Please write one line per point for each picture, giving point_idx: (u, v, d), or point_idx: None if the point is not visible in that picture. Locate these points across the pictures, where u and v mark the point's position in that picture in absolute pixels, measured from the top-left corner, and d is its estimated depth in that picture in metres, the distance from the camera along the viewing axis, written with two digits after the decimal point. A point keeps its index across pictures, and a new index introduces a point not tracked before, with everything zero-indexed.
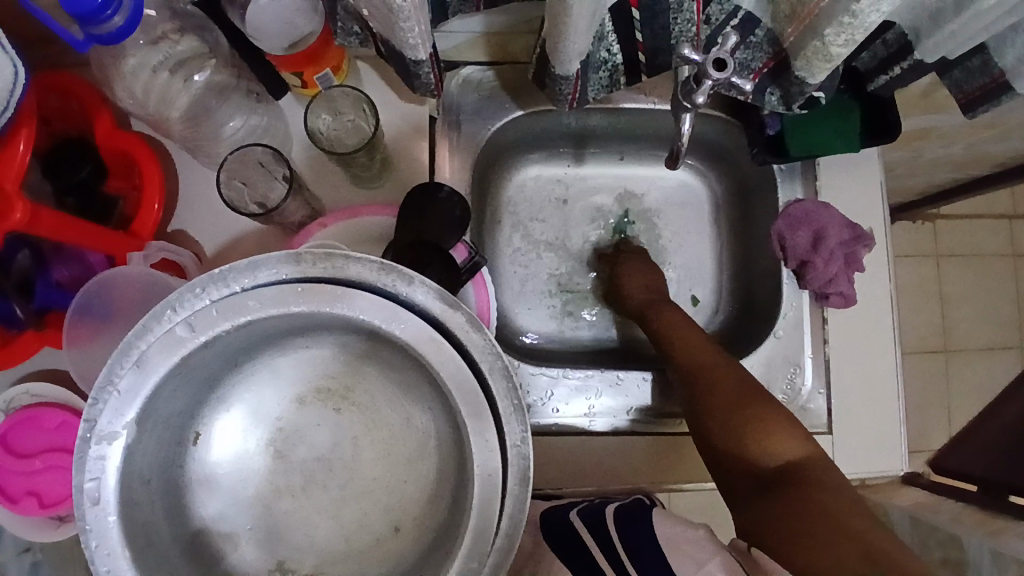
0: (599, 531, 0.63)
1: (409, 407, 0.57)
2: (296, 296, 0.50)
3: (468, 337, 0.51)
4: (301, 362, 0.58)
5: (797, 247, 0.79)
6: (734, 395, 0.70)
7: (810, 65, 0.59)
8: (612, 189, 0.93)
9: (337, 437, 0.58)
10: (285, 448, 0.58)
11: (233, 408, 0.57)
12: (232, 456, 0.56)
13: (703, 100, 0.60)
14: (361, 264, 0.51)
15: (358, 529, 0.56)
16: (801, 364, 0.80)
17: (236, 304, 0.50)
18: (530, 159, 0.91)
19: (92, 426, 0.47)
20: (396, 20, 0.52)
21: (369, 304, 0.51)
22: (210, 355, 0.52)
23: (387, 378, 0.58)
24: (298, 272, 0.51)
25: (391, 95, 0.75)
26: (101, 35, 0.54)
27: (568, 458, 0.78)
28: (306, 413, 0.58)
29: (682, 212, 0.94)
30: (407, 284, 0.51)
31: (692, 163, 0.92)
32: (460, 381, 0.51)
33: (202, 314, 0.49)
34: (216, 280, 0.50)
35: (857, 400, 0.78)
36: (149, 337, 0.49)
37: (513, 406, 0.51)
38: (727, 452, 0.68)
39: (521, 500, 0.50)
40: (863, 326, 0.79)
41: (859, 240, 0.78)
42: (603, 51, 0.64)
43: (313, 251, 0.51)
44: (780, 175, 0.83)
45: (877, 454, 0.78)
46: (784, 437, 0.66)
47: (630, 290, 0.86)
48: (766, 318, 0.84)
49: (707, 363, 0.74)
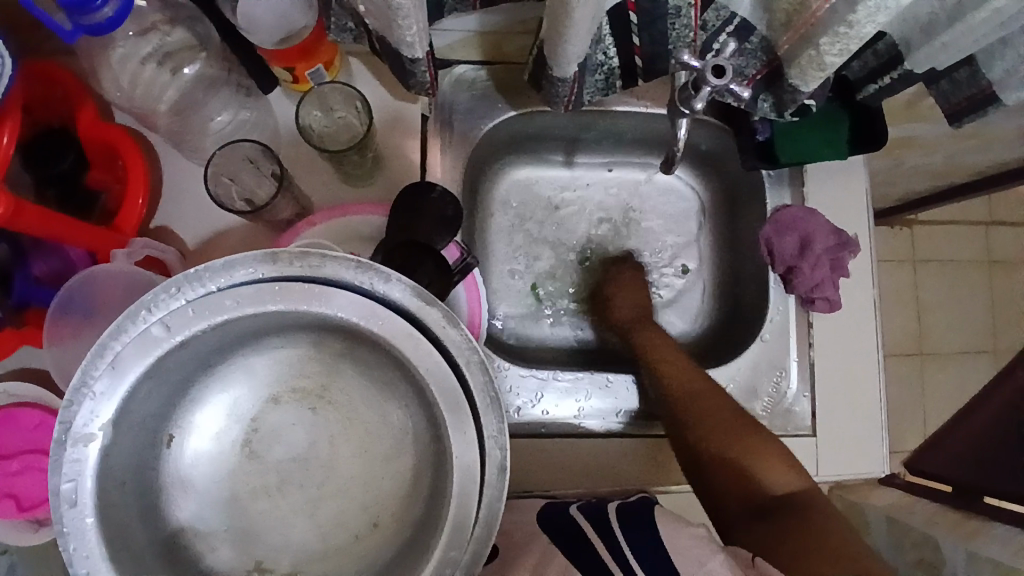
0: (601, 526, 0.63)
1: (386, 406, 0.57)
2: (273, 295, 0.50)
3: (445, 332, 0.51)
4: (277, 363, 0.57)
5: (785, 252, 0.80)
6: (729, 421, 0.73)
7: (803, 74, 0.59)
8: (600, 192, 0.94)
9: (313, 436, 0.57)
10: (260, 448, 0.56)
11: (208, 408, 0.55)
12: (206, 458, 0.55)
13: (701, 106, 0.60)
14: (338, 262, 0.50)
15: (336, 527, 0.55)
16: (786, 367, 0.81)
17: (213, 303, 0.49)
18: (516, 161, 0.91)
19: (67, 428, 0.46)
20: (396, 17, 0.51)
21: (347, 302, 0.50)
22: (185, 355, 0.51)
23: (364, 377, 0.57)
24: (275, 271, 0.50)
25: (384, 92, 0.74)
26: (90, 25, 0.52)
27: (558, 456, 0.78)
28: (281, 412, 0.57)
29: (666, 215, 0.94)
30: (384, 282, 0.50)
31: (684, 171, 0.93)
32: (437, 376, 0.50)
33: (179, 314, 0.48)
34: (193, 279, 0.49)
35: (840, 404, 0.80)
36: (125, 337, 0.48)
37: (491, 400, 0.50)
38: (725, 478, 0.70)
39: (500, 490, 0.49)
40: (848, 330, 0.80)
41: (844, 246, 0.79)
42: (599, 54, 0.63)
43: (290, 250, 0.50)
44: (768, 180, 0.84)
45: (859, 456, 0.79)
46: (777, 464, 0.70)
47: (618, 309, 0.87)
48: (753, 322, 0.85)
49: (701, 390, 0.75)
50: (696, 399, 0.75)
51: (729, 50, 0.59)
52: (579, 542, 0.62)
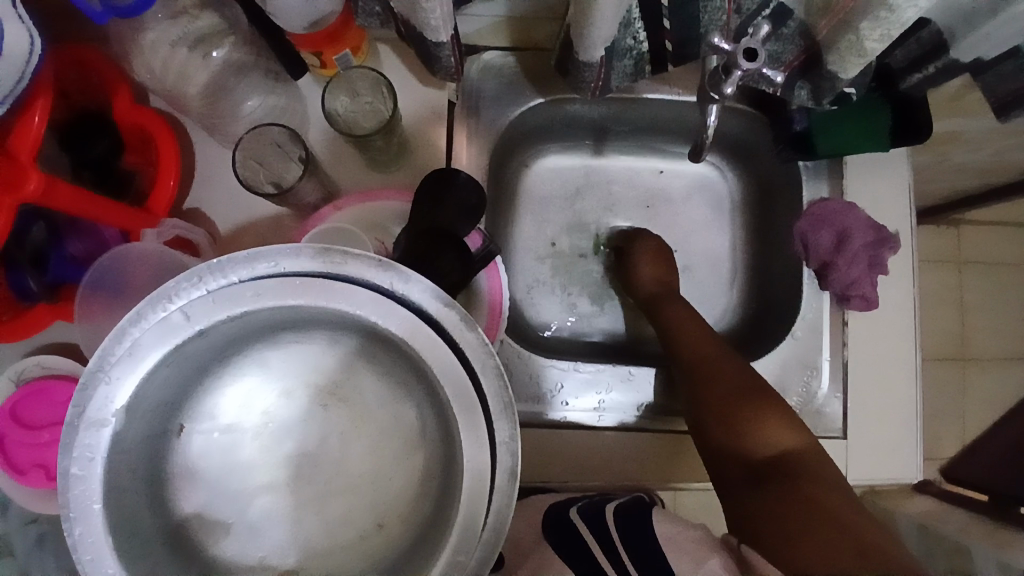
0: (598, 527, 0.63)
1: (398, 405, 0.56)
2: (294, 289, 0.49)
3: (463, 335, 0.50)
4: (291, 357, 0.56)
5: (819, 247, 0.76)
6: (734, 390, 0.69)
7: (842, 61, 0.57)
8: (633, 184, 0.92)
9: (324, 432, 0.57)
10: (270, 442, 0.56)
11: (223, 397, 0.55)
12: (216, 451, 0.54)
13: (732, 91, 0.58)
14: (360, 260, 0.50)
15: (343, 525, 0.54)
16: (817, 367, 0.77)
17: (233, 294, 0.49)
18: (550, 149, 0.90)
19: (81, 412, 0.46)
20: (420, 1, 0.51)
21: (367, 300, 0.50)
22: (203, 345, 0.51)
23: (377, 376, 0.57)
24: (298, 266, 0.50)
25: (410, 77, 0.73)
26: (121, 7, 0.55)
27: (577, 451, 0.77)
28: (294, 407, 0.57)
29: (697, 210, 0.92)
30: (404, 283, 0.50)
31: (713, 161, 0.90)
32: (452, 379, 0.49)
33: (199, 303, 0.48)
34: (215, 270, 0.49)
35: (874, 408, 0.75)
36: (144, 324, 0.48)
37: (504, 404, 0.49)
38: (725, 446, 0.67)
39: (510, 498, 0.48)
40: (886, 328, 0.76)
41: (884, 243, 0.74)
42: (629, 39, 0.62)
43: (313, 245, 0.50)
44: (805, 173, 0.80)
45: (892, 462, 0.75)
46: (780, 428, 0.65)
47: (642, 272, 0.84)
48: (785, 320, 0.81)
49: (711, 357, 0.73)
50: (706, 365, 0.72)
51: (764, 32, 0.55)
52: (576, 544, 0.62)
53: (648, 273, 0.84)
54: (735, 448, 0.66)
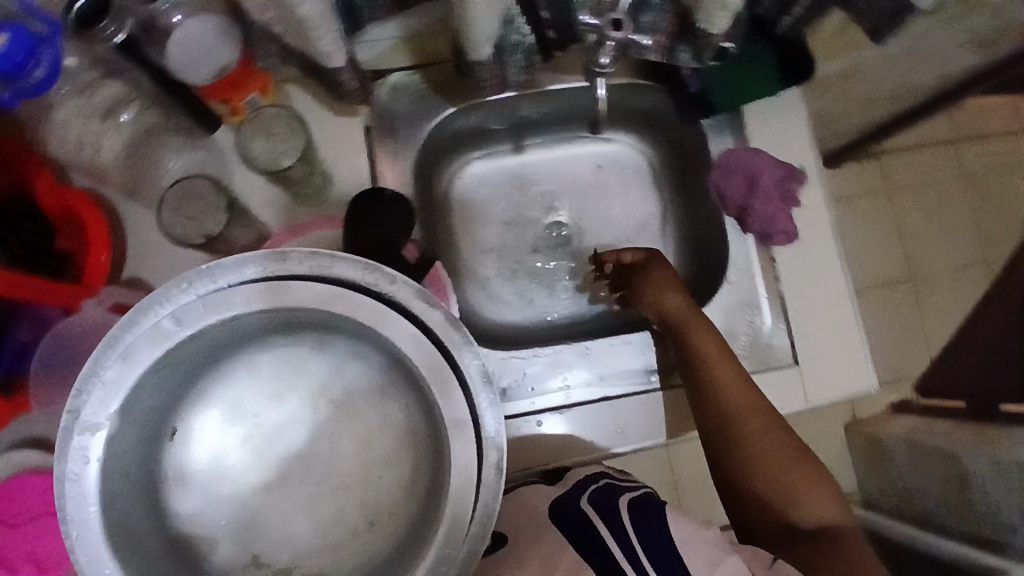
0: (608, 518, 0.61)
1: (386, 402, 0.58)
2: (281, 292, 0.52)
3: (448, 335, 0.52)
4: (281, 362, 0.58)
5: (734, 194, 0.81)
6: (778, 446, 0.65)
7: (710, 17, 0.62)
8: (555, 173, 0.95)
9: (313, 434, 0.58)
10: (262, 444, 0.58)
11: (216, 404, 0.57)
12: (211, 455, 0.57)
13: (608, 61, 0.62)
14: (347, 263, 0.52)
15: (333, 523, 0.57)
16: (758, 304, 0.81)
17: (223, 299, 0.51)
18: (474, 157, 0.92)
19: (75, 417, 0.47)
20: (307, 29, 0.55)
21: (353, 302, 0.52)
22: (193, 349, 0.53)
23: (366, 372, 0.59)
24: (285, 268, 0.52)
25: (324, 109, 0.76)
26: (26, 88, 0.58)
27: (552, 435, 0.78)
28: (285, 410, 0.58)
29: (619, 185, 0.95)
30: (392, 284, 0.52)
31: (623, 137, 0.94)
32: (433, 369, 0.52)
33: (190, 309, 0.50)
34: (205, 274, 0.50)
35: (818, 330, 0.79)
36: (136, 329, 0.49)
37: (493, 400, 0.52)
38: (756, 499, 0.64)
39: (496, 491, 0.50)
40: (813, 254, 0.80)
41: (793, 177, 0.79)
42: (515, 34, 0.66)
43: (299, 250, 0.52)
44: (709, 130, 0.83)
45: (846, 377, 0.79)
46: (816, 494, 0.63)
47: (664, 298, 0.75)
48: (719, 267, 0.85)
49: (748, 399, 0.68)
50: (747, 411, 0.67)
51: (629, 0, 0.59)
52: (585, 533, 0.60)
53: (677, 301, 0.75)
54: (771, 507, 0.63)
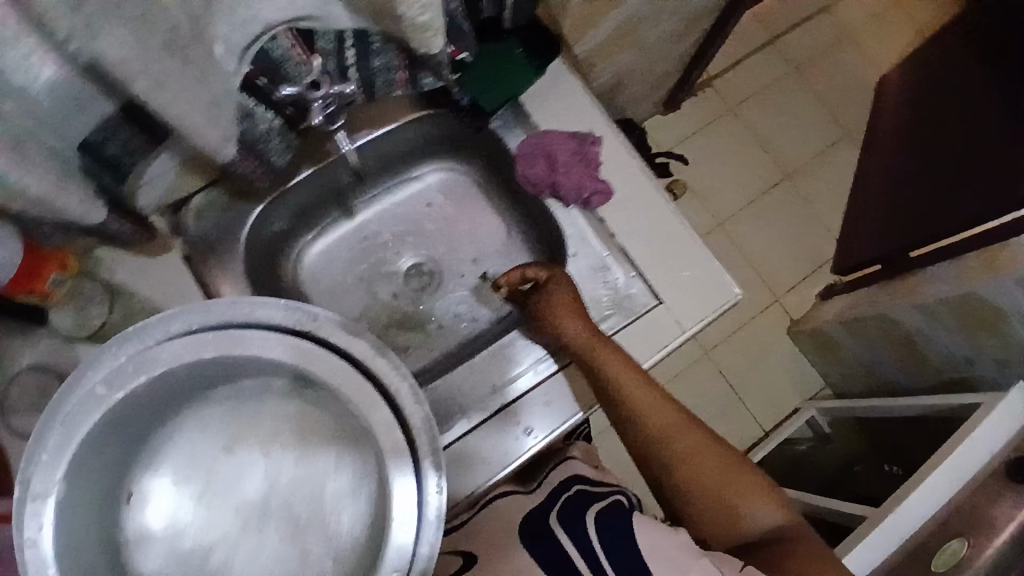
0: (575, 530, 0.66)
1: (335, 430, 0.63)
2: (206, 343, 0.59)
3: (377, 362, 0.61)
4: (228, 415, 0.64)
5: (540, 176, 0.83)
6: (721, 463, 0.75)
7: (423, 40, 0.63)
8: (391, 222, 0.98)
9: (268, 479, 0.62)
10: (218, 494, 0.62)
11: (168, 464, 0.62)
12: (170, 514, 0.61)
13: (320, 118, 0.72)
14: (265, 307, 0.61)
15: (302, 562, 0.60)
16: (607, 264, 0.83)
17: (152, 357, 0.58)
18: (306, 238, 0.94)
19: (26, 488, 0.53)
20: (50, 203, 0.59)
21: (275, 342, 0.61)
22: (134, 408, 0.59)
23: (309, 406, 0.64)
24: (207, 322, 0.61)
25: (143, 253, 0.78)
26: None
27: (478, 463, 0.77)
28: (237, 460, 0.63)
29: (452, 209, 0.98)
30: (312, 321, 0.61)
31: (435, 164, 0.96)
32: (358, 390, 0.60)
33: (121, 373, 0.58)
34: (133, 337, 0.59)
35: (666, 264, 0.82)
36: (71, 399, 0.56)
37: (426, 421, 0.59)
38: (710, 511, 0.73)
39: (441, 509, 0.57)
40: (631, 200, 0.84)
41: (585, 141, 0.83)
42: (258, 124, 0.69)
43: (219, 303, 0.61)
44: (500, 129, 0.86)
45: (710, 294, 0.81)
46: (761, 498, 0.74)
47: (568, 325, 0.77)
48: (557, 247, 0.88)
49: (681, 423, 0.76)
50: (684, 432, 0.76)
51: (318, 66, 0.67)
52: (552, 546, 0.65)
53: (578, 329, 0.77)
54: (727, 514, 0.73)
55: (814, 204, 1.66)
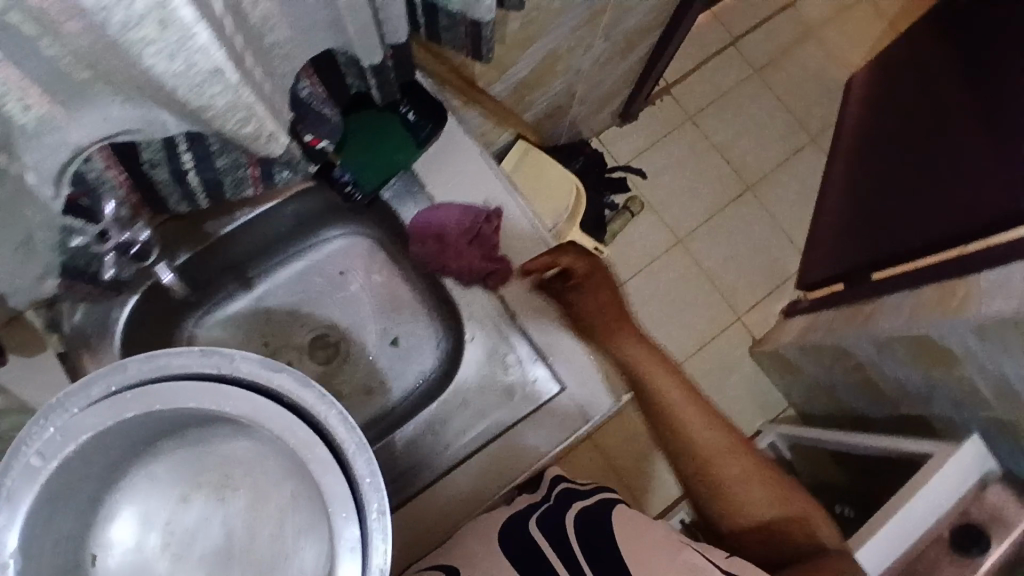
0: (560, 543, 0.64)
1: (271, 472, 0.68)
2: (127, 404, 0.58)
3: (299, 394, 0.59)
4: (174, 466, 0.69)
5: (431, 256, 0.80)
6: (744, 462, 0.82)
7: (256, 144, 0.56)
8: (295, 291, 0.93)
9: (224, 521, 0.69)
10: (183, 543, 0.68)
11: (119, 522, 0.67)
12: (126, 556, 0.66)
13: (112, 273, 0.70)
14: (182, 356, 0.59)
15: None
16: (506, 346, 0.79)
17: (82, 423, 0.57)
18: (202, 316, 0.90)
19: None
20: None
21: (199, 390, 0.59)
22: (72, 471, 0.58)
23: (247, 449, 0.68)
24: (126, 381, 0.58)
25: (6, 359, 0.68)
26: None
27: (435, 523, 0.72)
28: (195, 509, 0.69)
29: (358, 274, 0.93)
30: (231, 362, 0.59)
31: (336, 231, 0.92)
32: (292, 432, 0.58)
33: (52, 442, 0.56)
34: (55, 408, 0.56)
35: (570, 346, 0.77)
36: (10, 473, 0.54)
37: (358, 443, 0.58)
38: (723, 511, 0.81)
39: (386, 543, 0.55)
40: (534, 276, 0.79)
41: (479, 218, 0.76)
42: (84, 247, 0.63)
43: (136, 359, 0.58)
44: (392, 202, 0.82)
45: (618, 378, 0.77)
46: (767, 499, 0.81)
47: (585, 301, 0.83)
48: (457, 324, 0.83)
49: (708, 423, 0.84)
50: (709, 438, 0.83)
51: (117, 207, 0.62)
52: (537, 561, 0.62)
53: (633, 354, 0.84)
54: (737, 514, 0.81)
55: (776, 215, 1.60)
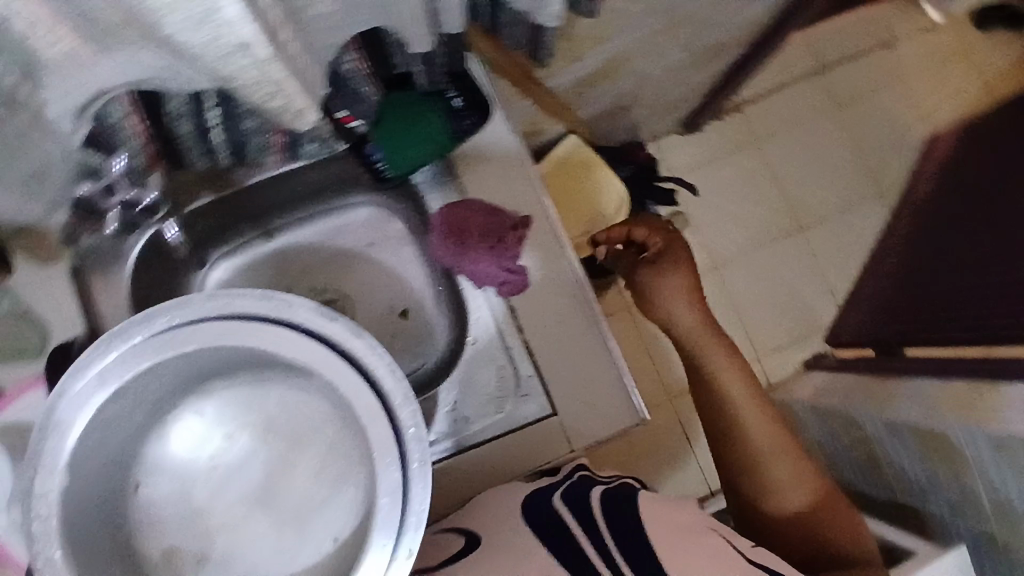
0: (582, 517, 0.61)
1: (323, 422, 0.67)
2: (187, 339, 0.58)
3: (354, 343, 0.58)
4: (231, 399, 0.69)
5: (448, 249, 0.78)
6: (771, 440, 0.78)
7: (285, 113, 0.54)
8: (310, 248, 0.92)
9: (263, 463, 0.68)
10: (226, 472, 0.68)
11: (175, 436, 0.68)
12: (182, 462, 0.68)
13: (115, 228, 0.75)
14: (245, 298, 0.58)
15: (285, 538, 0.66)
16: (505, 358, 0.76)
17: (159, 342, 0.57)
18: (217, 256, 0.90)
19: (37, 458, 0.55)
20: None
21: (260, 332, 0.58)
22: (141, 386, 0.60)
23: (301, 392, 0.67)
24: (191, 315, 0.58)
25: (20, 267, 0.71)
26: None
27: (469, 480, 0.75)
28: (236, 445, 0.69)
29: (376, 244, 0.92)
30: (289, 308, 0.58)
31: (360, 198, 0.90)
32: (350, 387, 0.58)
33: (120, 360, 0.57)
34: (121, 333, 0.57)
35: (566, 371, 0.75)
36: (81, 375, 0.56)
37: (406, 396, 0.57)
38: (754, 486, 0.78)
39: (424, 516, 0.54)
40: (547, 292, 0.76)
41: (501, 221, 0.76)
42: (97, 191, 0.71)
43: (199, 296, 0.58)
44: (425, 185, 0.79)
45: (608, 415, 0.75)
46: (799, 479, 0.78)
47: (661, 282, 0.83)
48: (461, 322, 0.80)
49: (740, 400, 0.80)
50: (727, 418, 0.80)
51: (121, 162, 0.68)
52: (561, 535, 0.60)
53: (685, 315, 0.83)
54: (770, 491, 0.78)
55: (819, 257, 1.53)
